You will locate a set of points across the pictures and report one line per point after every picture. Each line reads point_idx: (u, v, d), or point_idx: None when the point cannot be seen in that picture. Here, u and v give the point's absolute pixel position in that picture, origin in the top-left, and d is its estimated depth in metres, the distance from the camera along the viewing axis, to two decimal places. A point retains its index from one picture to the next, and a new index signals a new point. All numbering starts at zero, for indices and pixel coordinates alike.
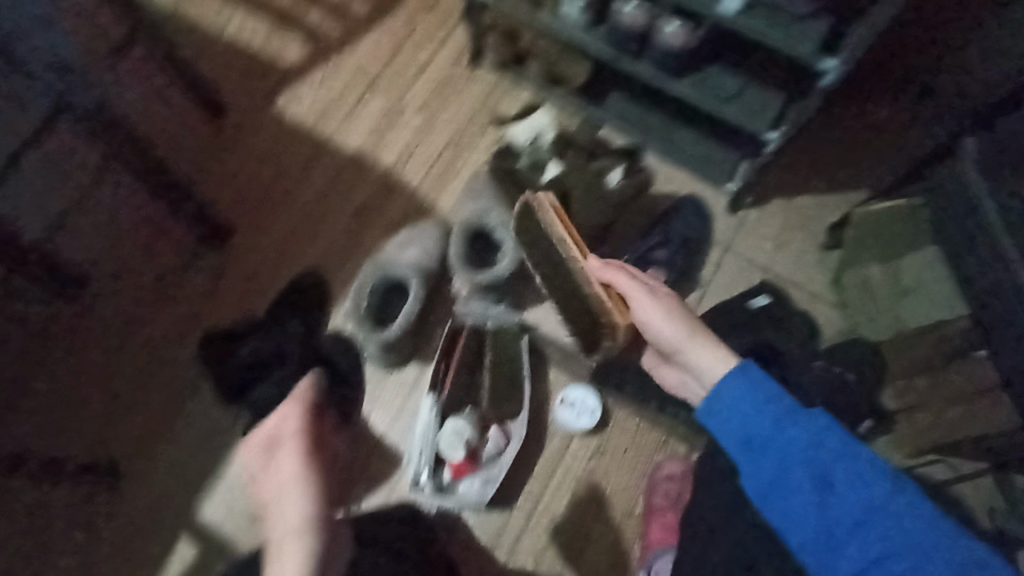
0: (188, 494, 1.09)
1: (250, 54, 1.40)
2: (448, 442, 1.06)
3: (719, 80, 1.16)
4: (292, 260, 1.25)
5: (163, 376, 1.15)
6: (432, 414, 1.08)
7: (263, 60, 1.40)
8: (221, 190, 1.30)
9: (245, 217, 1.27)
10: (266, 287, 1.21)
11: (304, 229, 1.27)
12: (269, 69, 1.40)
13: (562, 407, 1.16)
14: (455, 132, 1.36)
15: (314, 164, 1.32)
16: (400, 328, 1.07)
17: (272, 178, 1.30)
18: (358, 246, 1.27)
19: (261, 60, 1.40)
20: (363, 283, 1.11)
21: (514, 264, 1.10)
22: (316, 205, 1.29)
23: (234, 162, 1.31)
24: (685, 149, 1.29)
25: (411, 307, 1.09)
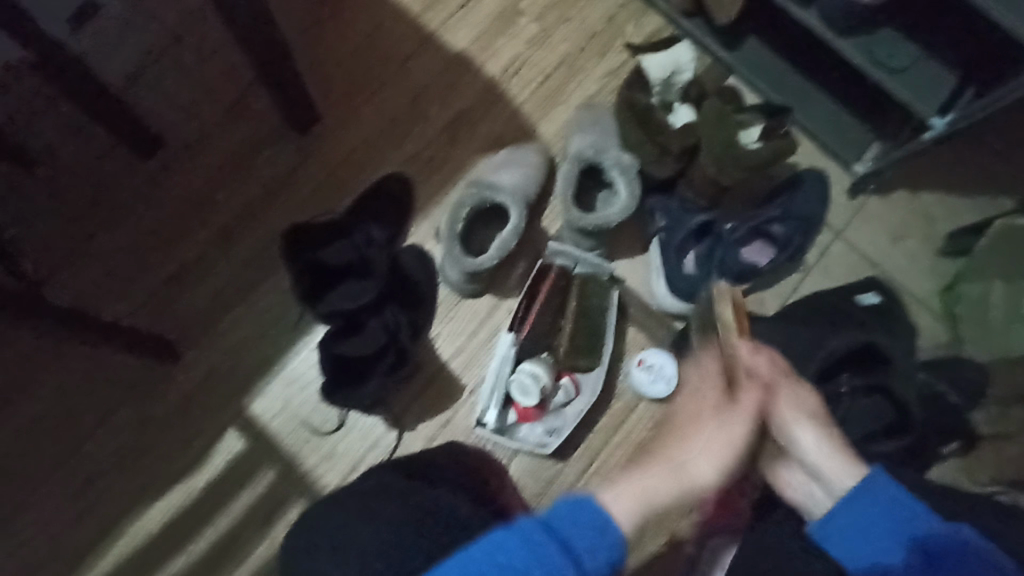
0: (244, 384, 1.04)
1: None
2: (522, 384, 1.01)
3: (894, 50, 1.03)
4: (377, 159, 1.15)
5: (229, 259, 1.08)
6: (511, 350, 1.02)
7: None
8: (310, 67, 1.17)
9: (332, 103, 1.16)
10: (348, 186, 1.13)
11: (394, 129, 1.17)
12: None
13: (639, 367, 1.09)
14: (571, 51, 1.23)
15: (413, 58, 1.20)
16: (494, 259, 0.98)
17: (366, 66, 1.18)
18: (449, 157, 1.17)
19: None
20: (457, 203, 0.99)
21: (628, 211, 1.00)
22: (412, 104, 1.18)
23: (328, 39, 1.19)
24: (821, 119, 1.20)
25: (508, 237, 0.99)
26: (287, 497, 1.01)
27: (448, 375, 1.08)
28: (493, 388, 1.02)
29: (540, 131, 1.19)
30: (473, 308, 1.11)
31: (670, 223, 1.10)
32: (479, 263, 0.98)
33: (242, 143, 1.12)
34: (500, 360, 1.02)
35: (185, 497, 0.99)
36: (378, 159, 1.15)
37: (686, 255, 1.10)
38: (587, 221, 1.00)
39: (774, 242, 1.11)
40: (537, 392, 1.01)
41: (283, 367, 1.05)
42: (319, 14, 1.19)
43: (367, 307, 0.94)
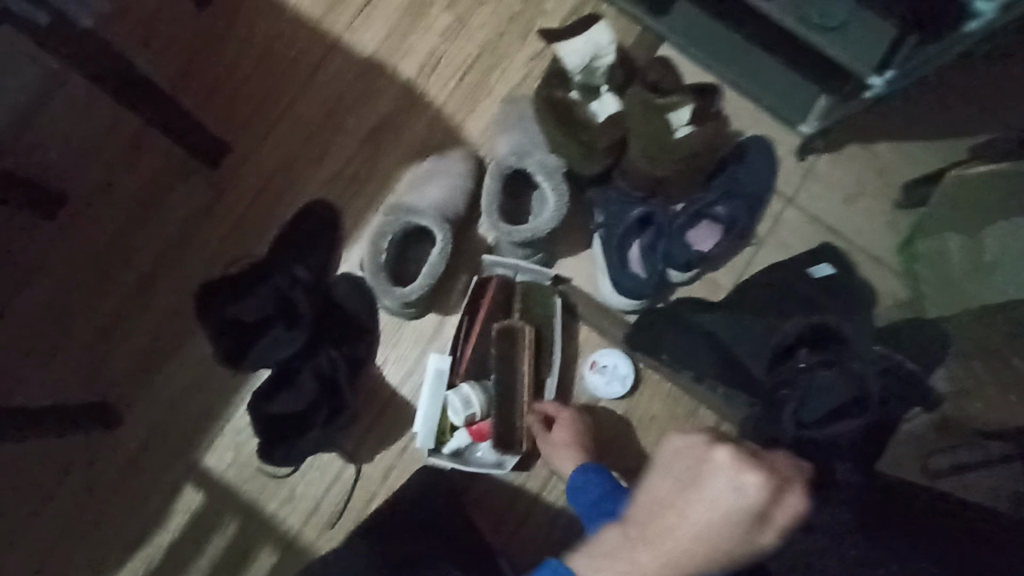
0: (190, 440, 1.02)
1: None
2: (455, 405, 0.98)
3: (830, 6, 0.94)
4: (297, 184, 1.09)
5: (156, 309, 1.04)
6: (445, 367, 0.99)
7: None
8: (214, 94, 1.10)
9: (240, 129, 1.10)
10: (270, 218, 1.08)
11: (311, 147, 1.10)
12: None
13: (592, 370, 1.08)
14: (489, 37, 1.15)
15: (322, 67, 1.12)
16: (424, 287, 0.94)
17: (272, 82, 1.11)
18: (374, 173, 1.10)
19: None
20: (377, 234, 0.94)
21: (557, 218, 0.96)
22: (326, 120, 1.11)
23: (229, 61, 1.11)
24: (765, 80, 1.12)
25: (436, 262, 0.95)
26: (251, 545, 1.01)
27: (400, 403, 1.06)
28: (426, 413, 0.98)
29: (466, 132, 1.12)
30: (418, 327, 1.08)
31: (609, 213, 1.04)
32: (409, 293, 0.94)
33: (151, 188, 1.06)
34: (432, 383, 0.99)
35: (151, 558, 1.00)
36: (299, 184, 1.09)
37: (631, 245, 1.06)
38: (516, 233, 0.96)
39: (718, 221, 1.06)
40: (467, 417, 0.97)
41: (229, 418, 1.03)
42: (214, 30, 1.11)
43: (297, 356, 0.97)
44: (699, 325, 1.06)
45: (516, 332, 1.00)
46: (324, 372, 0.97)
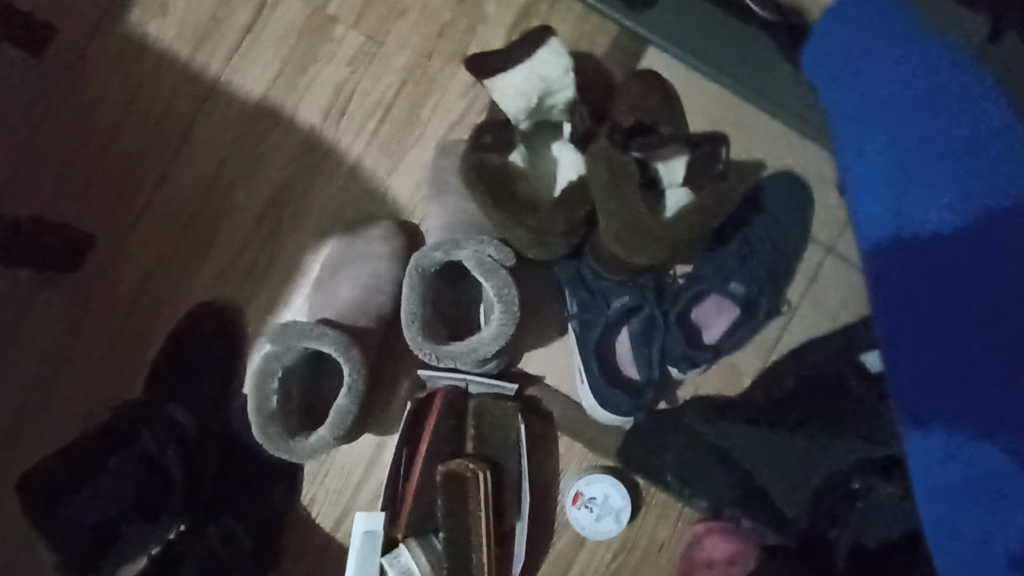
0: None
1: None
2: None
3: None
4: (179, 281, 0.86)
5: (21, 465, 0.82)
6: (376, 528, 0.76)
7: None
8: (62, 174, 0.86)
9: (100, 216, 0.86)
10: (149, 329, 0.85)
11: (191, 236, 0.86)
12: None
13: (576, 505, 0.83)
14: (411, 64, 0.87)
15: (195, 122, 0.87)
16: (333, 436, 0.70)
17: (132, 156, 0.86)
18: (279, 255, 0.86)
19: None
20: (261, 372, 0.70)
21: (505, 332, 0.70)
22: (209, 194, 0.86)
23: (81, 129, 0.86)
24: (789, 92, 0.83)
25: (344, 404, 0.70)
26: None
27: (335, 550, 0.84)
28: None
29: (393, 192, 0.86)
30: (350, 457, 0.85)
31: (580, 300, 0.78)
32: (315, 444, 0.70)
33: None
34: (362, 547, 0.75)
35: None
36: (180, 280, 0.86)
37: (618, 335, 0.80)
38: (447, 355, 0.70)
39: (732, 298, 0.79)
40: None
41: None
42: (59, 90, 0.86)
43: (180, 539, 0.77)
44: (715, 440, 0.81)
45: (463, 476, 0.76)
46: (217, 554, 0.78)
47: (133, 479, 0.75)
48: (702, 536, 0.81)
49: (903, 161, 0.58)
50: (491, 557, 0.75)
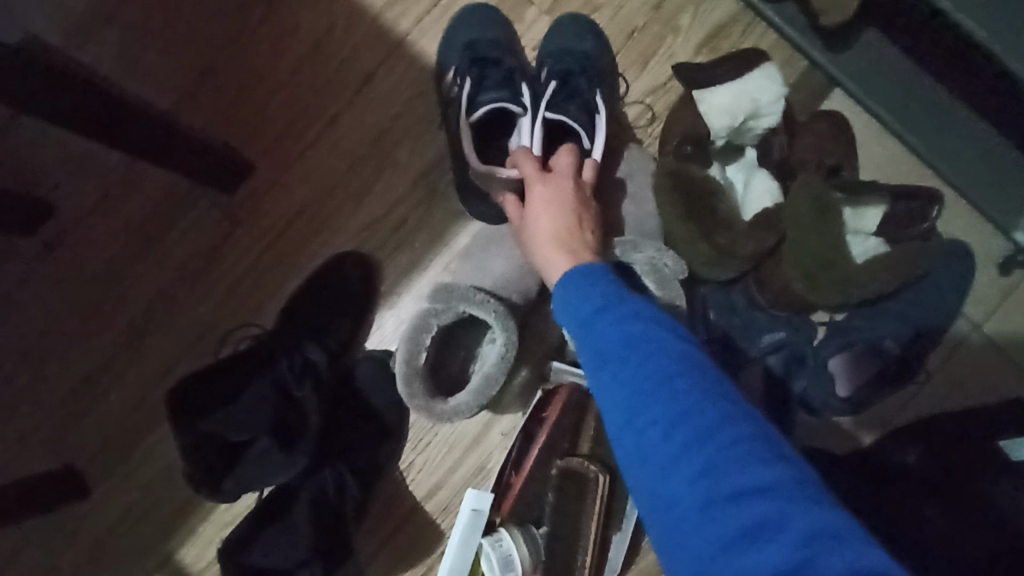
0: (167, 528, 0.84)
1: None
2: (489, 565, 0.73)
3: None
4: (328, 224, 0.87)
5: (144, 367, 0.84)
6: (483, 508, 0.74)
7: None
8: (241, 99, 0.88)
9: (267, 147, 0.88)
10: (293, 265, 0.86)
11: (349, 181, 0.87)
12: None
13: None
14: (595, 55, 0.85)
15: (376, 75, 0.88)
16: (477, 404, 0.70)
17: (306, 95, 0.88)
18: (430, 219, 0.87)
19: None
20: (419, 327, 0.70)
21: None
22: (375, 147, 0.87)
23: (267, 61, 0.88)
24: (971, 162, 0.82)
25: (493, 372, 0.70)
26: None
27: (425, 518, 0.84)
28: (450, 571, 0.73)
29: None
30: (457, 432, 0.85)
31: (731, 325, 0.78)
32: (457, 408, 0.70)
33: (152, 215, 0.85)
34: (466, 525, 0.74)
35: None
36: (331, 224, 0.87)
37: (762, 371, 0.78)
38: None
39: (885, 358, 0.77)
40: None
41: (214, 509, 0.84)
42: (249, 21, 0.88)
43: (294, 476, 0.76)
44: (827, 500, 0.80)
45: (580, 475, 0.75)
46: (326, 497, 0.76)
47: (259, 408, 0.75)
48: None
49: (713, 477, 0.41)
50: (594, 560, 0.74)
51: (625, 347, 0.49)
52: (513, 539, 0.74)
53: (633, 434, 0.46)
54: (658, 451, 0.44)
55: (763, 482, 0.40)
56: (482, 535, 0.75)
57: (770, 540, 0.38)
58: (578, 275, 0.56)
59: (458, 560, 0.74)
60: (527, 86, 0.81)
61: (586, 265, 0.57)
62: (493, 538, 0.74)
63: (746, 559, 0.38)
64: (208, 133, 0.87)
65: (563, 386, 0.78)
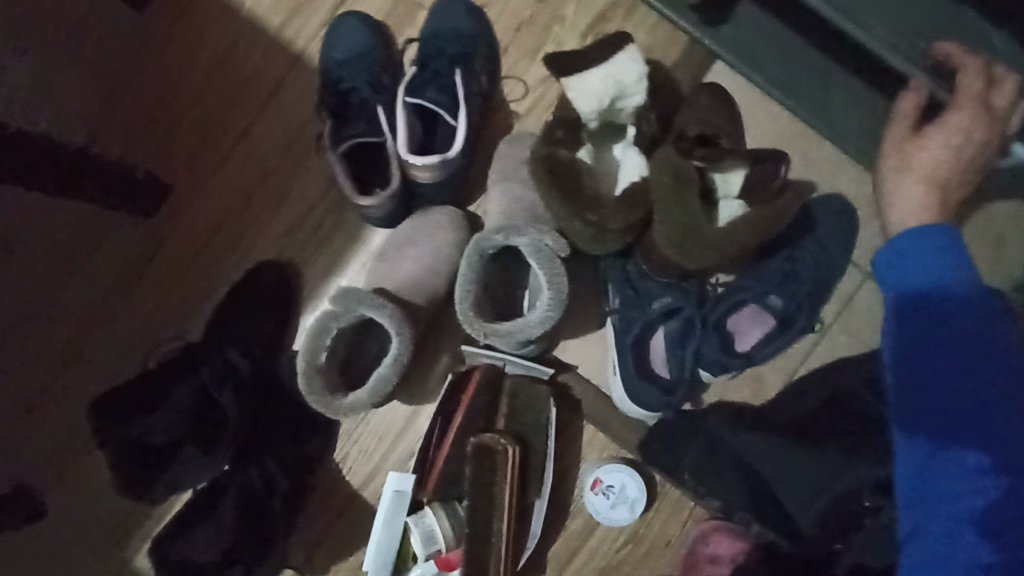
0: (118, 534, 0.88)
1: None
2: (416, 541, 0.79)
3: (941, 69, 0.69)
4: (247, 235, 0.91)
5: (83, 385, 0.89)
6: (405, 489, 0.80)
7: None
8: (154, 125, 0.92)
9: (182, 166, 0.92)
10: (216, 277, 0.90)
11: (263, 190, 0.91)
12: None
13: (594, 491, 0.87)
14: (486, 51, 0.88)
15: (280, 89, 0.92)
16: (370, 399, 0.74)
17: (216, 110, 0.92)
18: (343, 221, 0.91)
19: None
20: (318, 328, 0.74)
21: (550, 320, 0.73)
22: (285, 157, 0.91)
23: (175, 84, 0.92)
24: (846, 122, 0.87)
25: (385, 372, 0.75)
26: None
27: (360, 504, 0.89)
28: (377, 548, 0.78)
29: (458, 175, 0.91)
30: (386, 420, 0.89)
31: (625, 299, 0.82)
32: (352, 405, 0.74)
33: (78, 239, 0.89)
34: (390, 505, 0.79)
35: None
36: (249, 234, 0.91)
37: (654, 336, 0.82)
38: (494, 333, 0.74)
39: (770, 311, 0.82)
40: (430, 555, 0.79)
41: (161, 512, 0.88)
42: (155, 46, 0.92)
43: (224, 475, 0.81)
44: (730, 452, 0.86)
45: (494, 449, 0.80)
46: (255, 492, 0.81)
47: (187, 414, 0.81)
48: (708, 533, 0.87)
49: (968, 356, 0.58)
50: (510, 527, 0.79)
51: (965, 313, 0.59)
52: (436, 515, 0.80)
53: (915, 331, 0.60)
54: (953, 404, 0.57)
55: (978, 327, 0.59)
56: (407, 515, 0.80)
57: (975, 376, 0.57)
58: (929, 244, 0.61)
59: (387, 540, 0.79)
60: (380, 110, 0.81)
61: (934, 241, 0.61)
62: (417, 515, 0.80)
63: (929, 451, 0.58)
64: (125, 156, 0.91)
65: (473, 370, 0.83)
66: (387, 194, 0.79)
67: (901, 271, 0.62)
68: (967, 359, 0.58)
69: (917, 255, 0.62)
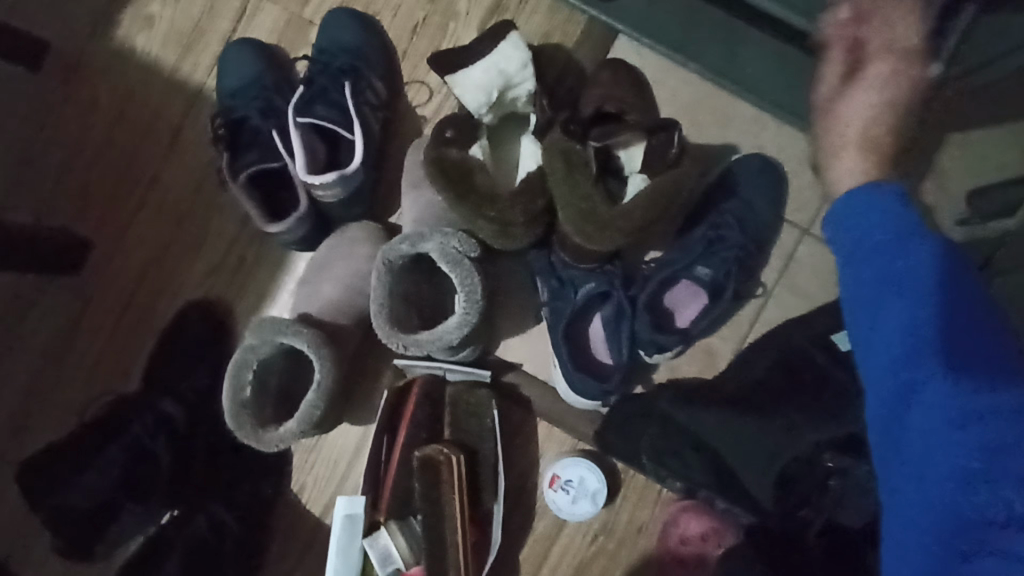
0: None
1: None
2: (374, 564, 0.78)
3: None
4: (170, 280, 0.90)
5: None
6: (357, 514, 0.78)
7: None
8: (64, 184, 0.91)
9: (97, 222, 0.91)
10: (147, 327, 0.89)
11: (182, 233, 0.90)
12: None
13: (553, 488, 0.85)
14: (380, 60, 0.86)
15: (183, 130, 0.91)
16: (300, 429, 0.73)
17: (124, 160, 0.91)
18: (265, 253, 0.89)
19: None
20: (239, 363, 0.73)
21: (468, 323, 0.71)
22: (198, 197, 0.90)
23: (78, 141, 0.91)
24: (757, 76, 0.83)
25: (312, 400, 0.73)
26: None
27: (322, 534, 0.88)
28: None
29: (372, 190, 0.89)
30: (337, 446, 0.87)
31: (551, 291, 0.79)
32: (283, 437, 0.73)
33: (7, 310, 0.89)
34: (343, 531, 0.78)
35: None
36: (172, 280, 0.90)
37: (590, 322, 0.80)
38: (414, 343, 0.72)
39: (700, 284, 0.81)
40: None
41: None
42: (53, 107, 0.91)
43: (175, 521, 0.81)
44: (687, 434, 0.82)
45: (440, 461, 0.78)
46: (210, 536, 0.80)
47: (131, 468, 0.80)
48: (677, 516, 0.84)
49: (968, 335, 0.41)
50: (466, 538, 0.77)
51: (936, 287, 0.41)
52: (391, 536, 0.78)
53: (871, 311, 0.43)
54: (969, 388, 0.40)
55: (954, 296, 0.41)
56: (364, 539, 0.79)
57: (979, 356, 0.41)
58: (875, 203, 0.44)
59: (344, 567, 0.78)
60: (274, 135, 0.81)
61: (891, 189, 0.44)
62: (372, 539, 0.79)
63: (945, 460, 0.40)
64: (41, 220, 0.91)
65: (411, 384, 0.82)
66: (293, 219, 0.78)
67: (853, 238, 0.44)
68: (967, 335, 0.41)
69: (865, 216, 0.44)
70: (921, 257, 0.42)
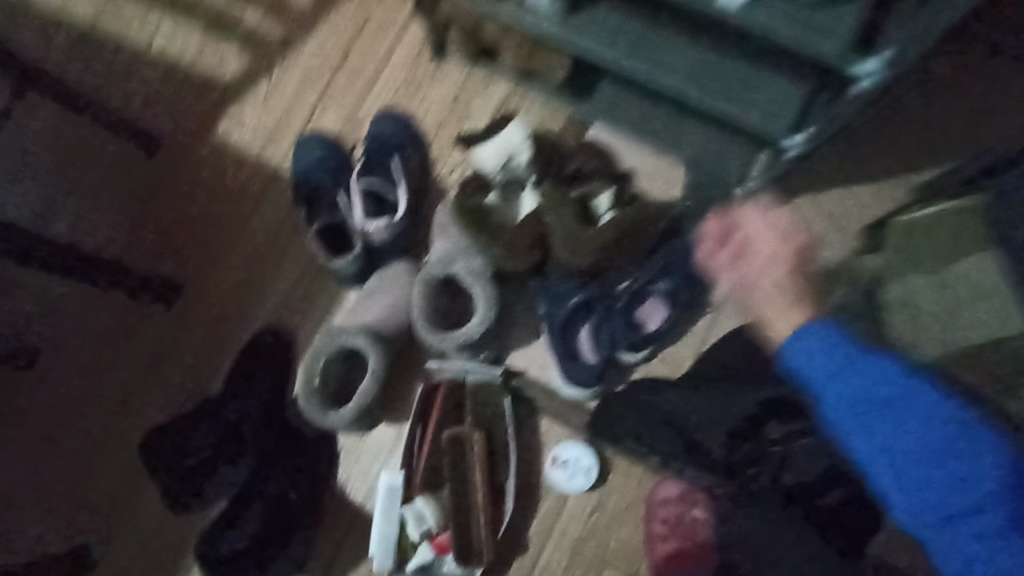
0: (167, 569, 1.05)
1: (188, 77, 1.23)
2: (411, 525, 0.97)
3: None
4: (248, 310, 1.14)
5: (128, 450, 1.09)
6: (397, 484, 0.98)
7: (205, 83, 1.23)
8: (167, 238, 1.18)
9: (193, 266, 1.17)
10: (227, 346, 1.12)
11: (259, 274, 1.15)
12: (213, 92, 1.23)
13: (554, 465, 1.04)
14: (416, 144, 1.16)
15: (264, 197, 1.19)
16: (358, 409, 0.95)
17: (216, 220, 1.18)
18: (323, 287, 1.14)
19: (203, 85, 1.23)
20: (312, 357, 0.96)
21: (486, 322, 0.96)
22: (272, 247, 1.17)
23: (182, 206, 1.19)
24: None
25: (368, 386, 0.96)
26: None
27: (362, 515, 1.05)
28: (380, 535, 0.96)
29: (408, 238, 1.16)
30: (378, 439, 1.07)
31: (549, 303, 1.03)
32: (344, 415, 0.94)
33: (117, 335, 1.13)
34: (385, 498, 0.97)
35: None
36: (249, 310, 1.14)
37: (580, 328, 1.04)
38: (446, 339, 0.96)
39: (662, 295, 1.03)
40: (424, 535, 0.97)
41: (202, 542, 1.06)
42: (165, 182, 1.20)
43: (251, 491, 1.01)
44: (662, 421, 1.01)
45: (464, 439, 0.98)
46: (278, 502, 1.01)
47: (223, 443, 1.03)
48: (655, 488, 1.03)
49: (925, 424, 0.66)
50: (485, 500, 0.97)
51: (889, 398, 0.68)
52: (424, 502, 0.97)
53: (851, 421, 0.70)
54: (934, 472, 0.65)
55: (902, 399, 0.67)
56: (402, 506, 0.98)
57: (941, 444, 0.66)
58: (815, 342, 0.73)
59: (386, 529, 0.96)
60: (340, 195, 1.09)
61: (819, 326, 0.74)
62: (409, 506, 0.98)
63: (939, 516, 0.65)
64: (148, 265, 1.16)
65: (438, 380, 1.03)
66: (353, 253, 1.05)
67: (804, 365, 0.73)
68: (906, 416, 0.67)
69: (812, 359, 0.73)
70: (881, 384, 0.69)
